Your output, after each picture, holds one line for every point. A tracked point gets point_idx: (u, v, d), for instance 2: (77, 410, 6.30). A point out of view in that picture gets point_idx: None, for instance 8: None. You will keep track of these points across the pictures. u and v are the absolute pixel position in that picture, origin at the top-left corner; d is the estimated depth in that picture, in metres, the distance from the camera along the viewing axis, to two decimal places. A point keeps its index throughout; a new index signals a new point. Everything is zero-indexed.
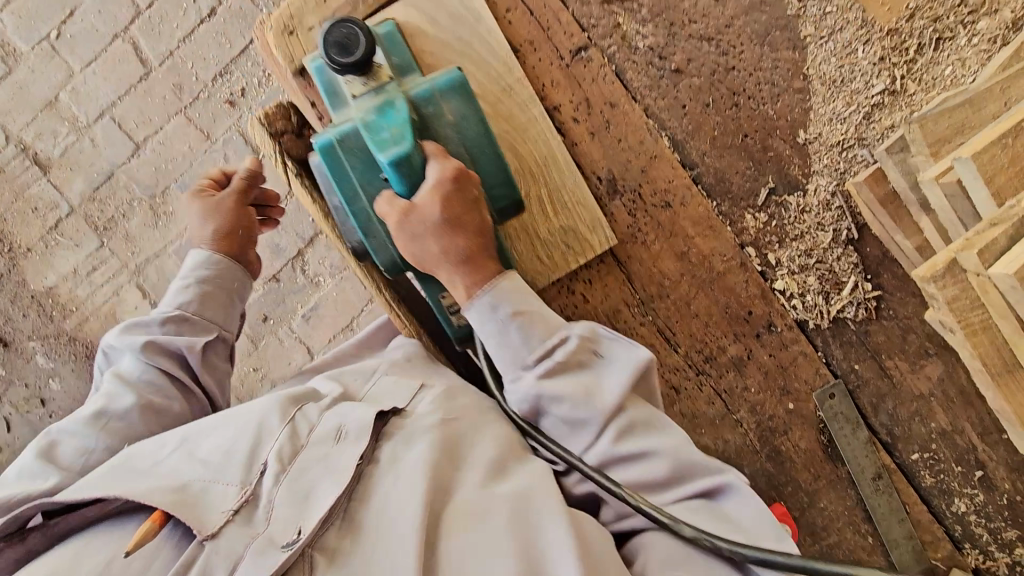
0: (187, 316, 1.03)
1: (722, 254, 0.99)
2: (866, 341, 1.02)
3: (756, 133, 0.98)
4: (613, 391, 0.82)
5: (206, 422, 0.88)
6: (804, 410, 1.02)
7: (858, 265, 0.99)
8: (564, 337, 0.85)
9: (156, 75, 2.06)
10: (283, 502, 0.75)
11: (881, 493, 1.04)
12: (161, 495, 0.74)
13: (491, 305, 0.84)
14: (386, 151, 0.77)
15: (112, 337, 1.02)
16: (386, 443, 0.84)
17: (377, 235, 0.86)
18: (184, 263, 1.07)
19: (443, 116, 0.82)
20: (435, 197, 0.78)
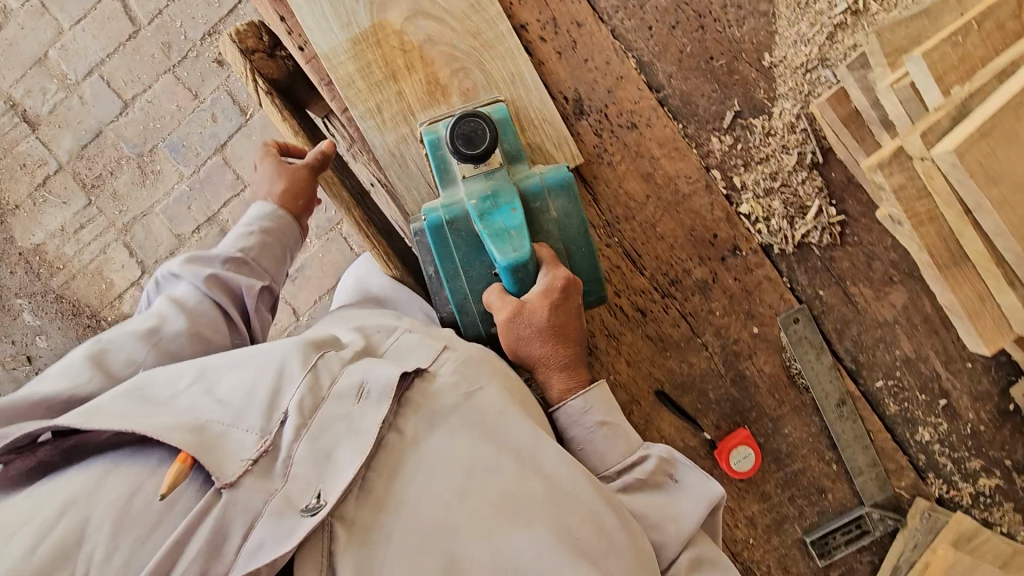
0: (246, 260, 0.96)
1: (687, 176, 1.00)
2: (831, 267, 1.02)
3: (723, 56, 0.98)
4: (689, 520, 0.80)
5: (221, 357, 0.80)
6: (768, 334, 1.03)
7: (823, 189, 1.00)
8: (646, 455, 0.85)
9: (145, 33, 2.08)
10: (304, 459, 0.69)
11: (846, 419, 1.04)
12: (179, 435, 0.67)
13: (582, 409, 0.87)
14: (505, 253, 0.83)
15: (169, 266, 0.94)
16: (409, 414, 0.76)
17: (470, 313, 0.91)
18: (247, 211, 1.00)
19: (549, 213, 0.88)
20: (547, 301, 0.84)
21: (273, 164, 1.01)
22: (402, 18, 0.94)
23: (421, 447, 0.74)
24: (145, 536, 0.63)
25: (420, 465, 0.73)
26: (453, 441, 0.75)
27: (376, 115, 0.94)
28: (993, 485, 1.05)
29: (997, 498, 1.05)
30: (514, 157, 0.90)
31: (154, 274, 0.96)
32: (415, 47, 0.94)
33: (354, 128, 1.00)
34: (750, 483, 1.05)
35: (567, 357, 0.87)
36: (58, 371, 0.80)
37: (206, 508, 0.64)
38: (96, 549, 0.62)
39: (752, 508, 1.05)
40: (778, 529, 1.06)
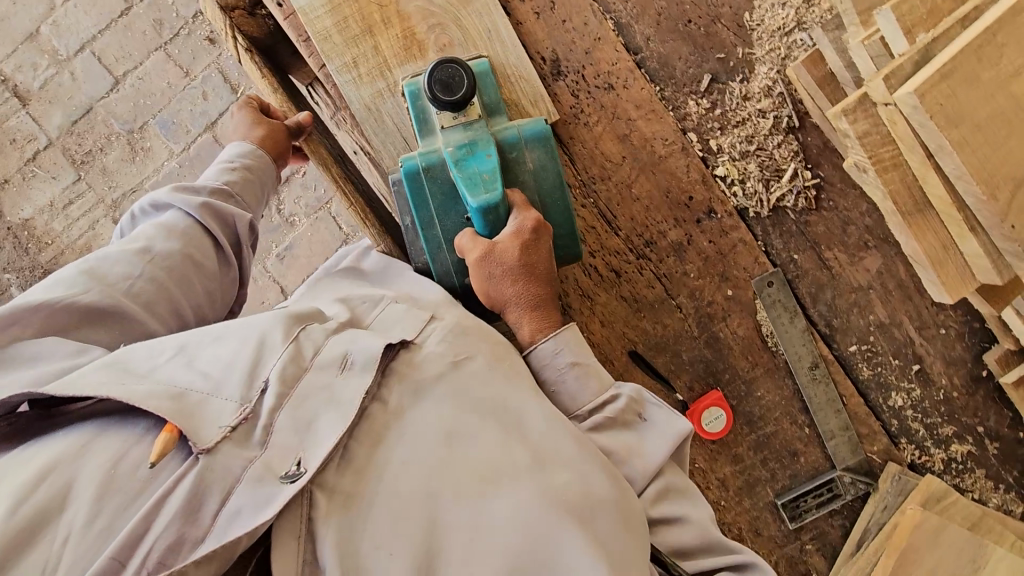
0: (233, 192, 0.96)
1: (664, 137, 1.00)
2: (805, 231, 1.03)
3: (701, 19, 0.99)
4: (656, 456, 0.81)
5: (203, 329, 0.78)
6: (742, 297, 1.04)
7: (798, 153, 1.01)
8: (616, 394, 0.85)
9: (137, 10, 2.08)
10: (286, 427, 0.69)
11: (818, 382, 1.05)
12: (159, 402, 0.66)
13: (553, 350, 0.87)
14: (477, 197, 0.84)
15: (149, 198, 0.94)
16: (394, 384, 0.77)
17: (445, 261, 0.94)
18: (224, 151, 1.01)
19: (525, 163, 0.90)
20: (516, 242, 0.86)
21: (249, 113, 1.02)
22: None
23: (405, 416, 0.74)
24: (128, 503, 0.62)
25: (404, 433, 0.73)
26: (438, 410, 0.75)
27: (353, 69, 0.95)
28: (965, 451, 1.06)
29: (969, 464, 1.06)
30: (493, 109, 0.92)
31: (135, 206, 0.95)
32: (393, 3, 0.95)
33: (332, 83, 0.99)
34: (722, 445, 1.06)
35: (538, 297, 0.88)
36: (45, 287, 0.79)
37: (181, 476, 0.63)
38: (77, 516, 0.60)
39: (724, 470, 1.07)
40: (750, 491, 1.07)
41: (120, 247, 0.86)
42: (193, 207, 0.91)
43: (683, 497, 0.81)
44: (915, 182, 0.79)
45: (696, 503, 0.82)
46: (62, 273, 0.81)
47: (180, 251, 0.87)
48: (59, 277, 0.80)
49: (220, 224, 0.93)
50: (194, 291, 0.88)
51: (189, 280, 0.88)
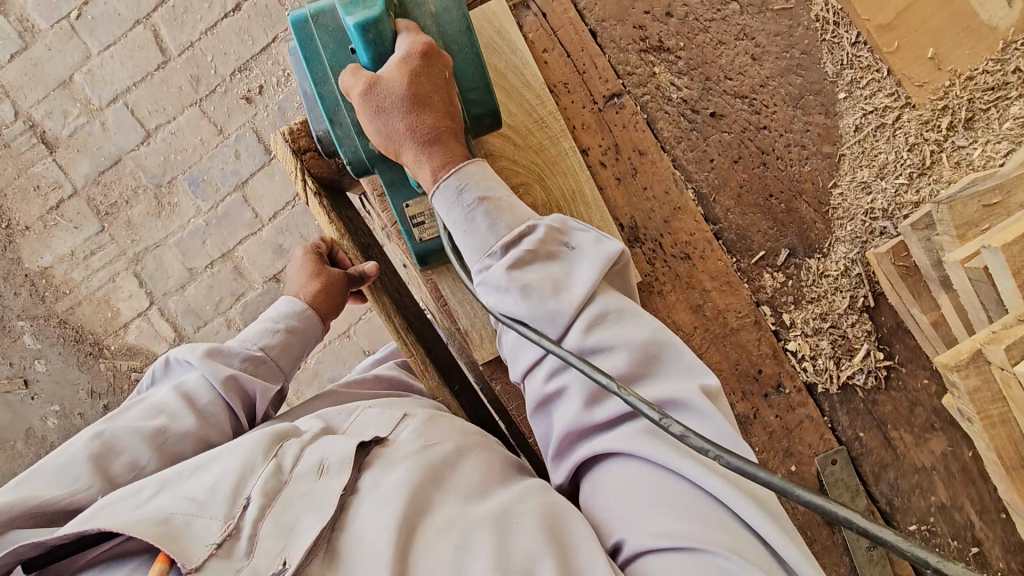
0: (266, 355, 0.92)
1: (737, 310, 0.98)
2: (874, 410, 1.01)
3: (782, 194, 0.97)
4: (582, 284, 0.69)
5: (183, 466, 0.73)
6: (805, 473, 1.01)
7: (871, 332, 0.99)
8: (533, 225, 0.72)
9: (174, 65, 2.05)
10: (269, 534, 0.63)
11: (875, 563, 1.03)
12: (142, 527, 0.61)
13: (457, 189, 0.73)
14: (355, 14, 0.71)
15: (186, 353, 0.89)
16: (367, 471, 0.70)
17: (345, 125, 0.80)
18: (272, 306, 0.98)
19: (425, 5, 0.77)
20: (401, 68, 0.70)
21: (313, 260, 1.02)
22: None
23: (379, 487, 0.67)
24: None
25: (376, 501, 0.65)
26: (406, 475, 0.68)
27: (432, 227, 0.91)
28: None
29: None
30: None
31: (167, 353, 0.91)
32: None
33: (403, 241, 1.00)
34: None
35: (434, 130, 0.72)
36: (54, 468, 0.74)
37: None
38: None
39: None
40: None
41: (134, 421, 0.80)
42: (222, 375, 0.86)
43: (620, 319, 0.68)
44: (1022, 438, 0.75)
45: (638, 322, 0.68)
46: (71, 451, 0.75)
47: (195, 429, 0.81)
48: (66, 457, 0.75)
49: (241, 394, 0.88)
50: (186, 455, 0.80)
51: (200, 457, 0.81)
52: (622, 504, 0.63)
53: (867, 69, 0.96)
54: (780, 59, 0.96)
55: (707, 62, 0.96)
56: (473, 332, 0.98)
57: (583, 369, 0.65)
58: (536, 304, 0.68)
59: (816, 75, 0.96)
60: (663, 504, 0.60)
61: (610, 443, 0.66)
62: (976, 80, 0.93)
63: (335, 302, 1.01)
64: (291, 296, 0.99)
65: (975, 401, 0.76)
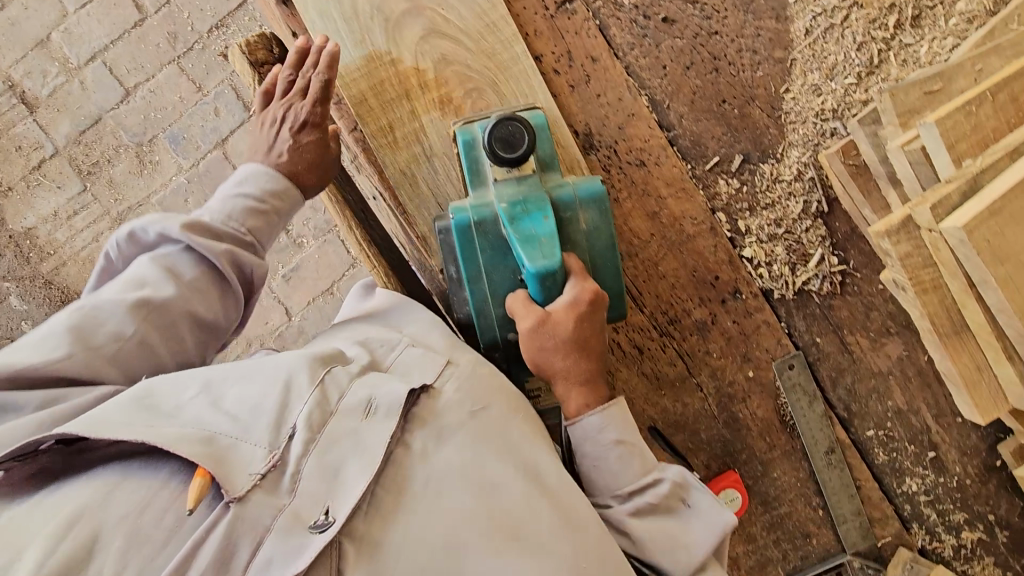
0: (254, 239, 0.82)
1: (693, 216, 0.99)
2: (829, 315, 1.03)
3: (736, 100, 0.98)
4: (701, 550, 0.74)
5: (228, 368, 0.71)
6: (763, 378, 1.03)
7: (826, 238, 1.00)
8: (658, 479, 0.77)
9: (152, 22, 2.05)
10: (311, 475, 0.64)
11: (833, 467, 1.04)
12: (187, 446, 0.61)
13: (596, 428, 0.78)
14: (533, 260, 0.76)
15: (157, 224, 0.77)
16: (417, 430, 0.72)
17: (487, 317, 0.84)
18: (247, 175, 0.84)
19: (579, 224, 0.81)
20: (571, 314, 0.76)
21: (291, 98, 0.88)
22: (416, 37, 0.92)
23: (432, 463, 0.69)
24: (154, 554, 0.57)
25: (428, 481, 0.68)
26: (460, 452, 0.71)
27: (387, 133, 0.92)
28: (976, 539, 1.06)
29: (978, 552, 1.06)
30: (546, 164, 0.84)
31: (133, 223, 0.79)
32: (428, 68, 0.92)
33: (360, 148, 0.95)
34: (736, 524, 1.06)
35: (586, 371, 0.79)
36: (34, 340, 0.68)
37: (211, 524, 0.59)
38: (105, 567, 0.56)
39: (736, 548, 1.06)
40: (761, 571, 1.06)
41: (118, 293, 0.73)
42: (217, 258, 0.77)
43: None
44: (953, 304, 0.77)
45: None
46: (52, 320, 0.70)
47: (179, 303, 0.75)
48: (48, 330, 0.69)
49: (236, 276, 0.80)
50: (185, 339, 0.77)
51: (188, 334, 0.77)
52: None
53: None
54: None
55: None
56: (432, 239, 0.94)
57: None
58: (659, 545, 0.75)
59: None
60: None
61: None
62: None
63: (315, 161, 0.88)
64: (262, 166, 0.85)
65: (907, 268, 0.76)
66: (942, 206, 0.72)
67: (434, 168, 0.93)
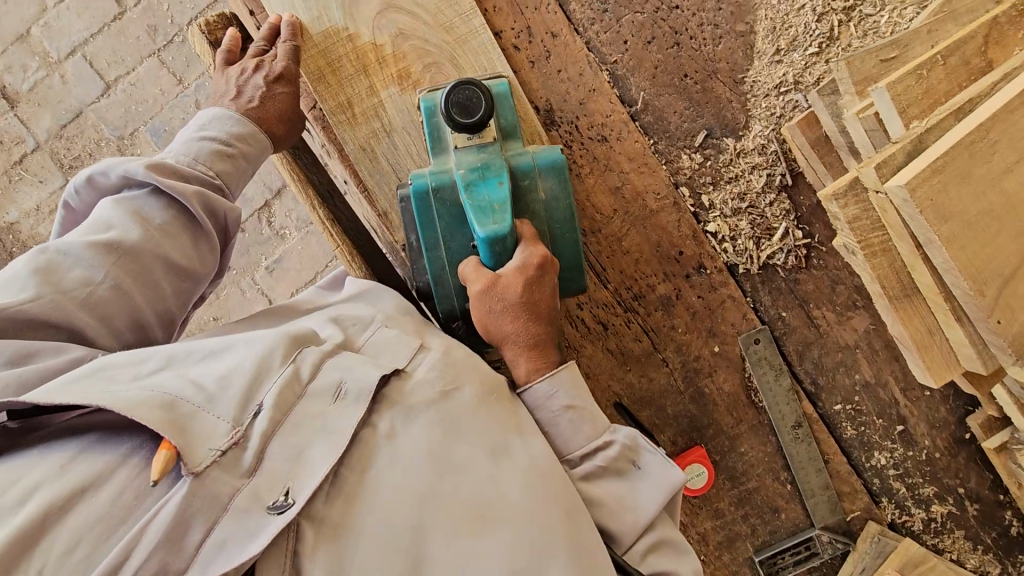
0: (224, 183, 0.80)
1: (656, 191, 0.99)
2: (795, 289, 1.03)
3: (697, 74, 0.98)
4: (650, 510, 0.74)
5: (198, 345, 0.69)
6: (729, 353, 1.03)
7: (790, 212, 1.00)
8: (609, 440, 0.77)
9: (131, 15, 2.04)
10: (274, 456, 0.62)
11: (800, 441, 1.05)
12: (148, 413, 0.58)
13: (546, 392, 0.77)
14: (485, 226, 0.76)
15: (120, 167, 0.75)
16: (384, 410, 0.70)
17: (445, 286, 0.83)
18: (210, 121, 0.82)
19: (537, 193, 0.82)
20: (520, 277, 0.76)
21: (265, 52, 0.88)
22: (373, 12, 0.92)
23: (396, 444, 0.67)
24: (109, 531, 0.56)
25: (394, 464, 0.66)
26: (428, 434, 0.68)
27: (346, 110, 0.93)
28: (946, 512, 1.06)
29: (949, 525, 1.06)
30: (509, 134, 0.85)
31: (96, 168, 0.76)
32: (386, 45, 0.92)
33: (320, 126, 0.96)
34: (703, 499, 1.06)
35: (536, 335, 0.78)
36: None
37: (164, 502, 0.57)
38: (58, 541, 0.54)
39: (704, 523, 1.07)
40: (729, 546, 1.07)
41: (83, 237, 0.70)
42: (187, 201, 0.75)
43: (675, 556, 0.74)
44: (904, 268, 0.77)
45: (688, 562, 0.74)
46: (13, 265, 0.67)
47: (149, 248, 0.72)
48: (11, 274, 0.66)
49: (209, 221, 0.78)
50: (162, 292, 0.74)
51: (164, 281, 0.74)
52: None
53: None
54: None
55: None
56: (393, 216, 0.94)
57: None
58: (608, 511, 0.74)
59: None
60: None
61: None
62: None
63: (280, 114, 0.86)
64: (226, 110, 0.83)
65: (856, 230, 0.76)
66: (886, 167, 0.72)
67: (394, 144, 0.93)
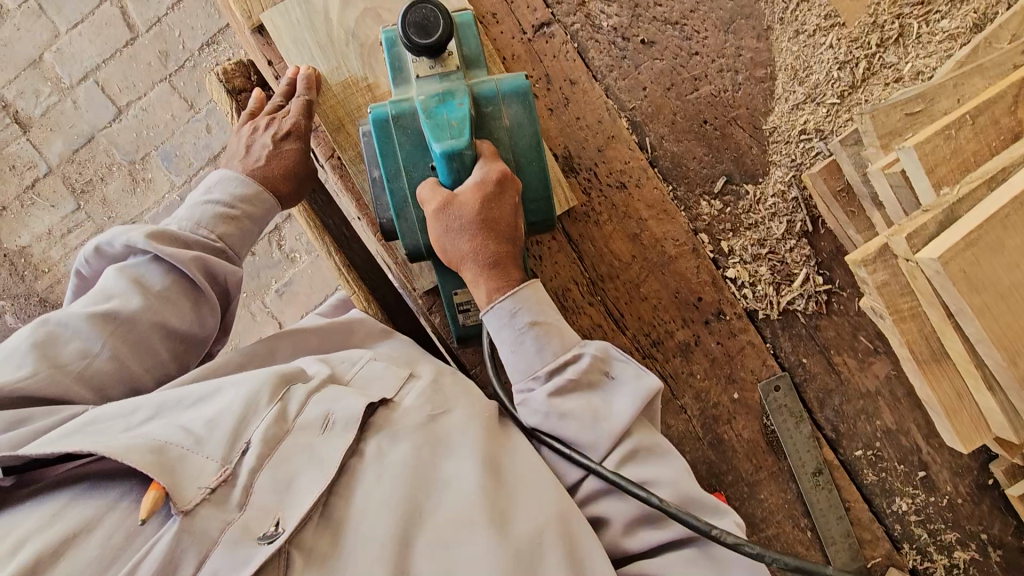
0: (225, 246, 0.80)
1: (674, 238, 0.99)
2: (815, 335, 1.02)
3: (717, 120, 0.98)
4: (621, 420, 0.73)
5: (186, 389, 0.71)
6: (748, 400, 1.02)
7: (811, 257, 0.99)
8: (578, 354, 0.75)
9: (142, 40, 2.05)
10: (263, 488, 0.65)
11: (820, 489, 1.03)
12: (137, 456, 0.60)
13: (510, 311, 0.75)
14: (441, 140, 0.74)
15: (123, 235, 0.75)
16: (373, 436, 0.73)
17: (408, 220, 0.81)
18: (214, 183, 0.82)
19: (501, 120, 0.80)
20: (477, 194, 0.74)
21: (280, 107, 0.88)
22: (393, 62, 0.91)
23: (384, 461, 0.70)
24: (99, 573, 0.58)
25: (381, 478, 0.69)
26: (415, 452, 0.71)
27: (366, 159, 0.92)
28: (969, 559, 1.04)
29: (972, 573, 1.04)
30: (472, 63, 0.83)
31: (100, 237, 0.76)
32: None
33: (338, 174, 0.96)
34: None
35: (496, 254, 0.76)
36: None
37: (153, 544, 0.59)
38: None
39: None
40: None
41: (83, 306, 0.71)
42: (186, 267, 0.74)
43: (652, 461, 0.74)
44: (932, 332, 0.78)
45: (668, 465, 0.74)
46: (14, 338, 0.68)
47: (146, 315, 0.72)
48: (11, 346, 0.67)
49: (209, 284, 0.77)
50: (160, 358, 0.74)
51: (163, 348, 0.74)
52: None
53: None
54: None
55: None
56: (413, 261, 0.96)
57: (635, 492, 0.71)
58: (578, 430, 0.74)
59: None
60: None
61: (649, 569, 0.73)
62: None
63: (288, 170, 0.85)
64: (231, 173, 0.83)
65: (884, 296, 0.76)
66: (916, 236, 0.73)
67: None
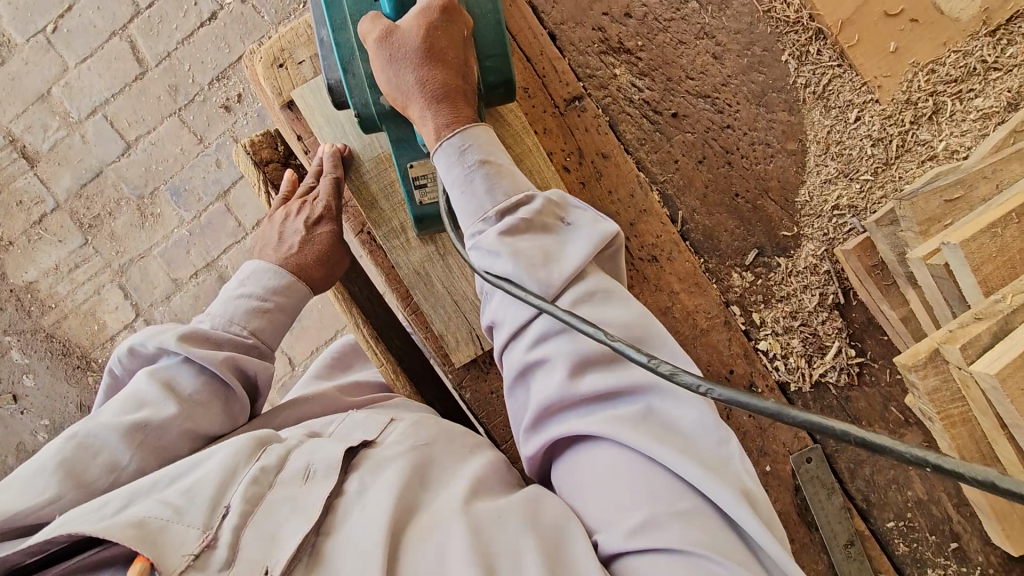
0: (256, 340, 0.80)
1: (706, 311, 0.96)
2: (847, 407, 0.97)
3: (749, 193, 0.97)
4: (575, 256, 0.65)
5: (162, 473, 0.63)
6: (780, 472, 1.01)
7: (843, 329, 0.97)
8: (530, 196, 0.69)
9: (152, 75, 1.94)
10: (249, 542, 0.55)
11: (853, 561, 0.99)
12: (116, 531, 0.53)
13: (460, 149, 0.70)
14: None
15: (154, 337, 0.74)
16: (354, 473, 0.63)
17: (357, 75, 0.75)
18: (248, 277, 0.82)
19: None
20: (421, 23, 0.69)
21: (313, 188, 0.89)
22: None
23: (364, 497, 0.60)
24: None
25: (364, 511, 0.58)
26: (396, 479, 0.61)
27: (399, 235, 0.91)
28: None
29: None
30: None
31: (132, 340, 0.75)
32: None
33: (366, 249, 0.95)
34: None
35: (444, 86, 0.70)
36: (25, 475, 0.64)
37: None
38: None
39: None
40: None
41: (114, 415, 0.69)
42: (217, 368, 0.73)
43: (606, 301, 0.63)
44: (983, 437, 0.81)
45: (625, 306, 0.63)
46: (42, 454, 0.65)
47: (179, 422, 0.70)
48: (38, 463, 0.64)
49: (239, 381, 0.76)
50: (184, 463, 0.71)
51: (187, 453, 0.71)
52: (609, 483, 0.56)
53: (828, 66, 0.96)
54: (741, 56, 0.97)
55: (668, 63, 0.97)
56: (447, 337, 0.93)
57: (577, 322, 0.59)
58: (525, 262, 0.63)
59: (779, 71, 0.96)
60: (644, 496, 0.54)
61: (584, 421, 0.58)
62: (939, 72, 0.94)
63: (319, 254, 0.86)
64: (262, 264, 0.83)
65: (935, 402, 0.81)
66: (971, 346, 0.76)
67: (450, 270, 0.92)
